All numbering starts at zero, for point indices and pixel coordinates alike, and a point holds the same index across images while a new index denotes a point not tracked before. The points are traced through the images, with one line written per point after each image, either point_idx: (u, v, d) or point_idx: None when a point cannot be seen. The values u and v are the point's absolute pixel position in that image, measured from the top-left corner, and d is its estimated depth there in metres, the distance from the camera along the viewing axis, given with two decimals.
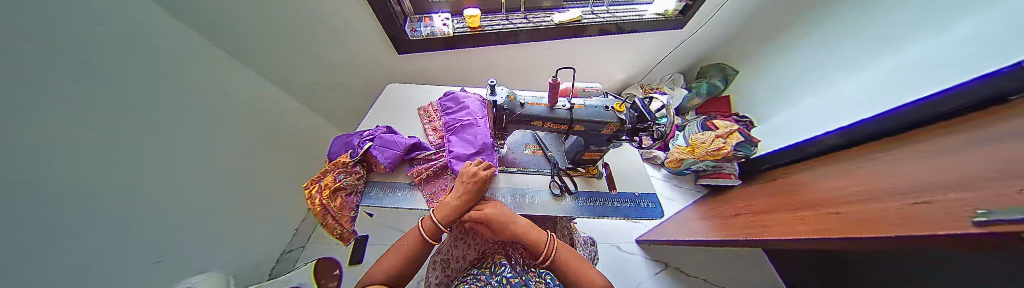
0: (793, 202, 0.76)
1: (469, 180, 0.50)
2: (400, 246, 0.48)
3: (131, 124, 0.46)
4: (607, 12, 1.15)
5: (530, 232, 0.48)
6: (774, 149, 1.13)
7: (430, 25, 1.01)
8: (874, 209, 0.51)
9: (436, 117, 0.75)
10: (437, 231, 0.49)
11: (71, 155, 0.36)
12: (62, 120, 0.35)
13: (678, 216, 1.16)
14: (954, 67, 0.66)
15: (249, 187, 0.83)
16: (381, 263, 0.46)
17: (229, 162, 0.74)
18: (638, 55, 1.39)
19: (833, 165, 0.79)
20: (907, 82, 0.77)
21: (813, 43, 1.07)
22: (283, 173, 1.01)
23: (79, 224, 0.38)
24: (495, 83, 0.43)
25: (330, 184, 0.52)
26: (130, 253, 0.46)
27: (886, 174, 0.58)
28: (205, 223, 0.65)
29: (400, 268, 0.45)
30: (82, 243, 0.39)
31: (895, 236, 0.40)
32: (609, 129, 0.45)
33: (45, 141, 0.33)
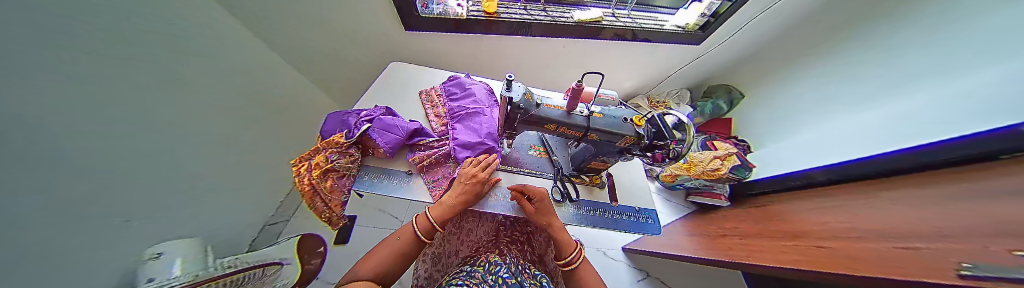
0: (780, 230, 0.78)
1: (467, 181, 0.49)
2: (392, 244, 0.47)
3: (110, 68, 0.42)
4: (626, 16, 1.12)
5: (563, 233, 0.49)
6: (767, 176, 1.15)
7: (443, 4, 0.95)
8: (858, 247, 0.53)
9: (440, 102, 0.71)
10: (432, 230, 0.49)
11: (59, 101, 0.34)
12: (38, 56, 0.31)
13: (666, 231, 1.19)
14: (936, 116, 0.65)
15: (234, 151, 0.78)
16: (370, 259, 0.44)
17: (215, 122, 0.69)
18: (649, 65, 1.37)
19: (820, 199, 0.82)
20: (892, 125, 0.76)
21: (811, 75, 1.07)
22: (272, 142, 0.96)
23: (66, 175, 0.36)
24: (513, 78, 0.40)
25: (320, 164, 0.49)
26: (105, 208, 0.43)
27: (874, 214, 0.60)
28: (185, 185, 0.61)
29: (390, 265, 0.44)
30: (67, 195, 0.37)
31: (859, 275, 0.41)
32: (626, 141, 0.44)
33: (31, 82, 0.30)
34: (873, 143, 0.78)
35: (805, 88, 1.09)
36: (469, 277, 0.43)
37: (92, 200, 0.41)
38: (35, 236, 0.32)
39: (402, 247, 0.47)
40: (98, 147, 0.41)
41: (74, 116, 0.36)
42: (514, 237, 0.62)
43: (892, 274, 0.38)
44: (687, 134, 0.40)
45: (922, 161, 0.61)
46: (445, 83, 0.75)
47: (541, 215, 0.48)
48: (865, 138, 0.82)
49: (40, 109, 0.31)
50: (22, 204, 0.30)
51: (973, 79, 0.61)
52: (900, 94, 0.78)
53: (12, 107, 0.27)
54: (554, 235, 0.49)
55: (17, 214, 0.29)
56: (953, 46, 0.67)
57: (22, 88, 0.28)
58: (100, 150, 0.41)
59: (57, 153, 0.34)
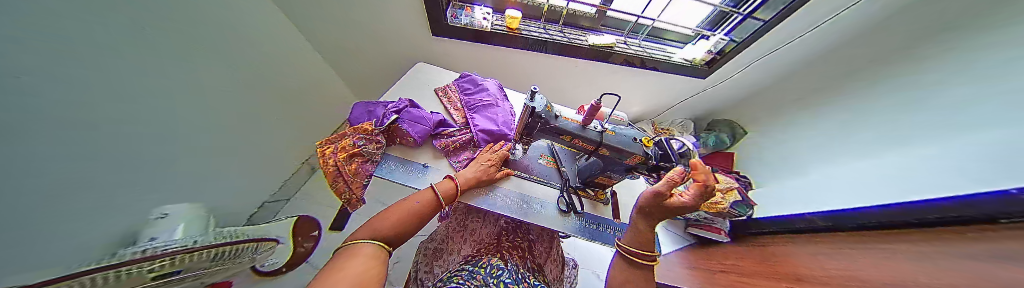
0: (779, 272, 0.77)
1: (485, 162, 0.55)
2: (409, 207, 0.44)
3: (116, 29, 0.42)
4: (638, 45, 1.19)
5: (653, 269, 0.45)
6: (768, 215, 1.14)
7: (470, 16, 1.02)
8: None
9: (455, 97, 0.74)
10: (450, 198, 0.48)
11: (63, 58, 0.34)
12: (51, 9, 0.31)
13: (664, 262, 1.17)
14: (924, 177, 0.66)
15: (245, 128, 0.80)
16: (382, 218, 0.41)
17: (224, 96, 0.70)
18: (658, 93, 1.44)
19: (819, 244, 0.82)
20: (889, 176, 0.76)
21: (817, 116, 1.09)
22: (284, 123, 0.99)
23: (70, 132, 0.36)
24: (536, 90, 0.43)
25: (347, 148, 0.52)
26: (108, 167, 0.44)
27: (874, 266, 0.59)
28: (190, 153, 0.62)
29: (405, 228, 0.41)
30: (69, 153, 0.37)
31: None
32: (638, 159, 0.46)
33: (33, 33, 0.29)
34: (867, 195, 0.78)
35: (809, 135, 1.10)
36: (469, 277, 0.44)
37: (93, 160, 0.41)
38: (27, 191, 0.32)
39: (419, 212, 0.44)
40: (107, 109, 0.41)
41: (79, 76, 0.36)
42: (516, 243, 0.63)
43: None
44: (689, 161, 0.43)
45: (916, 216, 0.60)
46: (458, 80, 0.79)
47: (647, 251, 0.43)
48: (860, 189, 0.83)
49: (46, 65, 0.31)
50: (22, 156, 0.30)
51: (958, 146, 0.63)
52: (897, 150, 0.78)
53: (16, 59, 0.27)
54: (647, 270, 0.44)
55: (15, 165, 0.29)
56: (932, 108, 0.72)
57: (20, 37, 0.28)
58: (106, 112, 0.41)
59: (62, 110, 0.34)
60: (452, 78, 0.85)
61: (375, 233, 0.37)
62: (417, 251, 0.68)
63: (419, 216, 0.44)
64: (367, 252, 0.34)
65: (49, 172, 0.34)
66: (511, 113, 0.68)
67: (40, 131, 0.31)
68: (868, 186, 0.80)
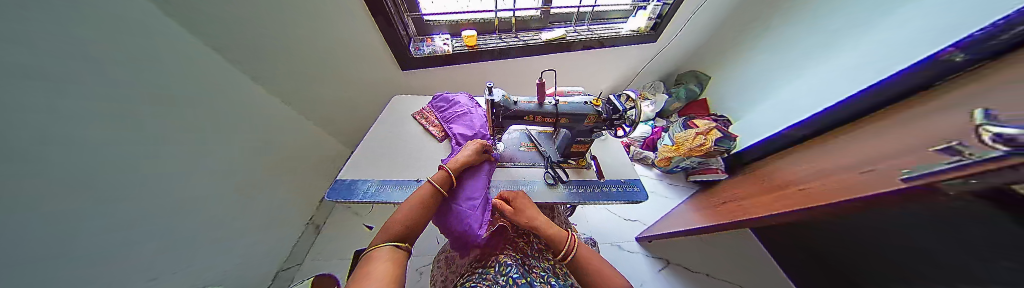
0: (769, 186, 0.82)
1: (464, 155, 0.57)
2: (417, 198, 0.47)
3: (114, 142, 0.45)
4: (587, 30, 1.31)
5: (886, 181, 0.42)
6: (753, 143, 1.24)
7: (431, 45, 1.09)
8: (832, 183, 0.57)
9: (433, 117, 0.82)
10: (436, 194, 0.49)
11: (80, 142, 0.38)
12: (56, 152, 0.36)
13: (673, 213, 1.20)
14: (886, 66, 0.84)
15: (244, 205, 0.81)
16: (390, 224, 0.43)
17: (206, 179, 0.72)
18: (622, 65, 1.55)
19: (802, 151, 0.87)
20: (860, 67, 0.93)
21: (769, 47, 1.28)
22: (299, 187, 1.05)
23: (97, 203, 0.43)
24: (493, 86, 0.52)
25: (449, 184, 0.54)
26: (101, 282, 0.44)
27: (840, 156, 0.65)
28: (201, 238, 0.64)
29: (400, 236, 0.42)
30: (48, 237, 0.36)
31: (844, 201, 0.44)
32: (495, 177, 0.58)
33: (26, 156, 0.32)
34: (831, 96, 0.99)
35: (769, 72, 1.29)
36: (482, 280, 0.47)
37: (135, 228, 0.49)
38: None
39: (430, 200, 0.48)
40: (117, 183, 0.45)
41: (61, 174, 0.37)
42: (522, 232, 0.64)
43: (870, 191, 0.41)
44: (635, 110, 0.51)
45: (873, 99, 0.75)
46: (432, 100, 0.86)
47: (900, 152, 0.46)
48: (828, 89, 1.02)
49: (41, 156, 0.34)
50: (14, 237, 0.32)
51: (918, 23, 0.79)
52: (868, 36, 0.93)
53: (34, 146, 0.33)
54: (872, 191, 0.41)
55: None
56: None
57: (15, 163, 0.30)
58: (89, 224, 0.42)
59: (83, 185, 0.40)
60: (427, 100, 0.91)
61: (390, 235, 0.41)
62: (434, 263, 0.70)
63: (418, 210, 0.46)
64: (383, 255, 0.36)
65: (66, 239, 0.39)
66: (484, 116, 0.75)
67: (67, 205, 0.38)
68: (848, 86, 0.94)
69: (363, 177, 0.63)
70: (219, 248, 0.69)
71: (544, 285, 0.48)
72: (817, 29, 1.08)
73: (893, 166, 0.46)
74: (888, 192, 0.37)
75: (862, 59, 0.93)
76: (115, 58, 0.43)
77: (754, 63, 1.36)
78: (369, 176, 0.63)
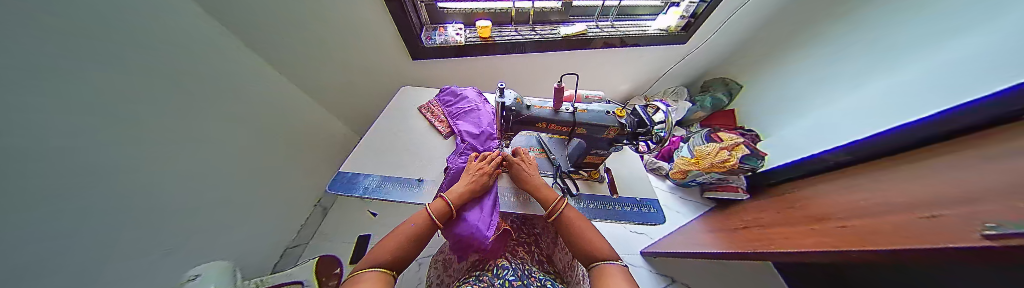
0: (801, 216, 0.74)
1: (476, 173, 0.53)
2: (403, 230, 0.44)
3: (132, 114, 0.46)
4: (611, 27, 1.21)
5: (947, 230, 0.35)
6: (784, 163, 1.13)
7: (443, 35, 1.04)
8: (878, 223, 0.50)
9: (439, 112, 0.78)
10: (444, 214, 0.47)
11: (91, 117, 0.38)
12: (80, 124, 0.37)
13: (684, 230, 1.13)
14: (931, 93, 0.74)
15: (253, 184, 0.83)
16: (387, 241, 0.42)
17: None
18: (643, 67, 1.45)
19: (844, 179, 0.78)
20: (912, 90, 0.80)
21: (813, 56, 1.13)
22: (304, 170, 1.05)
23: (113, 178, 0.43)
24: (504, 86, 0.47)
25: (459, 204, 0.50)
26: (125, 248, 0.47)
27: (892, 191, 0.57)
28: (213, 214, 0.66)
29: (399, 254, 0.41)
30: (71, 209, 0.37)
31: (896, 250, 0.38)
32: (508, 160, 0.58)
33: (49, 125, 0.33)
34: (869, 121, 0.88)
35: (806, 86, 1.16)
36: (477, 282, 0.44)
37: (148, 204, 0.50)
38: (21, 253, 0.31)
39: (416, 234, 0.44)
40: (133, 158, 0.46)
41: (81, 148, 0.38)
42: (522, 240, 0.61)
43: (925, 244, 0.35)
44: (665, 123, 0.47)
45: (933, 130, 0.64)
46: (440, 94, 0.83)
47: (960, 199, 0.40)
48: (867, 114, 0.90)
49: (60, 132, 0.34)
50: (32, 208, 0.32)
51: (979, 46, 0.68)
52: (934, 53, 0.78)
53: (51, 127, 0.33)
54: (932, 242, 0.35)
55: (12, 187, 0.29)
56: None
57: (37, 133, 0.31)
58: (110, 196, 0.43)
59: (95, 167, 0.40)
60: (434, 93, 0.88)
61: (377, 262, 0.39)
62: (431, 265, 0.68)
63: (417, 237, 0.44)
64: (371, 277, 0.36)
65: (91, 211, 0.40)
66: (491, 114, 0.71)
67: (86, 178, 0.39)
68: (895, 110, 0.82)
69: (363, 171, 0.61)
70: (229, 225, 0.72)
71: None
72: (876, 41, 0.94)
73: (954, 213, 0.39)
74: (960, 248, 0.29)
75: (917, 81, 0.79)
76: (126, 44, 0.44)
77: (793, 73, 1.21)
78: (371, 170, 0.61)
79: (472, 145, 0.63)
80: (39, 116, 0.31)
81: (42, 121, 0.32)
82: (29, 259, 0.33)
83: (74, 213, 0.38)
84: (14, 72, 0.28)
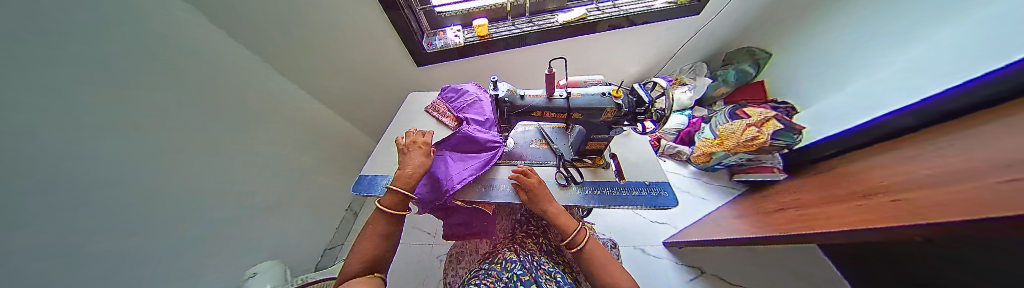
0: (849, 192, 0.65)
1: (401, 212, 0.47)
2: None
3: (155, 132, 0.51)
4: (612, 7, 1.15)
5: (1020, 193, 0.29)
6: (825, 137, 1.00)
7: (444, 38, 1.07)
8: (937, 193, 0.43)
9: (445, 110, 0.82)
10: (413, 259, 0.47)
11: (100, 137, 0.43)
12: (91, 142, 0.41)
13: (712, 217, 1.05)
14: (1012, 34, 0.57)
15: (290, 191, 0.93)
16: None
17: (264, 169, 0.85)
18: (651, 47, 1.37)
19: (902, 148, 0.67)
20: (943, 53, 0.72)
21: (834, 26, 1.05)
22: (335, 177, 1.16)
23: (151, 192, 0.50)
24: (497, 79, 0.48)
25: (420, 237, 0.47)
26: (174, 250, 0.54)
27: (965, 152, 0.48)
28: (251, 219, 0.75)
29: None
30: (101, 221, 0.42)
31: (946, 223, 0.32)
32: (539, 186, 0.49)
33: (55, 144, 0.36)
34: (935, 80, 0.70)
35: (836, 56, 1.05)
36: (486, 277, 0.44)
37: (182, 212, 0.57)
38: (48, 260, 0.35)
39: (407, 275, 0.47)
40: (158, 174, 0.52)
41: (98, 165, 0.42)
42: (531, 232, 0.62)
43: (974, 215, 0.30)
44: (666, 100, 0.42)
45: (983, 94, 0.57)
46: (442, 92, 0.86)
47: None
48: (934, 71, 0.73)
49: (60, 149, 0.37)
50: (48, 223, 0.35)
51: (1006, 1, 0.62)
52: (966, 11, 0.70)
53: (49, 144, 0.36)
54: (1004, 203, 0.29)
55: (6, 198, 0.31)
56: None
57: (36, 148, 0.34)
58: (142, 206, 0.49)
59: (110, 181, 0.44)
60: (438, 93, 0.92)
61: None
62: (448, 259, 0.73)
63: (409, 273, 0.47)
64: None
65: (134, 223, 0.47)
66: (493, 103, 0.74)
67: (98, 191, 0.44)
68: (926, 76, 0.74)
69: (380, 172, 0.66)
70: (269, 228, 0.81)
71: (550, 283, 0.45)
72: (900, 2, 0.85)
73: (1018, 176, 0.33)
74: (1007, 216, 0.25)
75: (948, 43, 0.72)
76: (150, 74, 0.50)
77: (819, 44, 1.11)
78: (386, 171, 0.66)
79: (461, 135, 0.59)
80: (44, 137, 0.35)
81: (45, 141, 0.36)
82: (63, 264, 0.37)
83: (92, 226, 0.42)
84: (17, 102, 0.32)
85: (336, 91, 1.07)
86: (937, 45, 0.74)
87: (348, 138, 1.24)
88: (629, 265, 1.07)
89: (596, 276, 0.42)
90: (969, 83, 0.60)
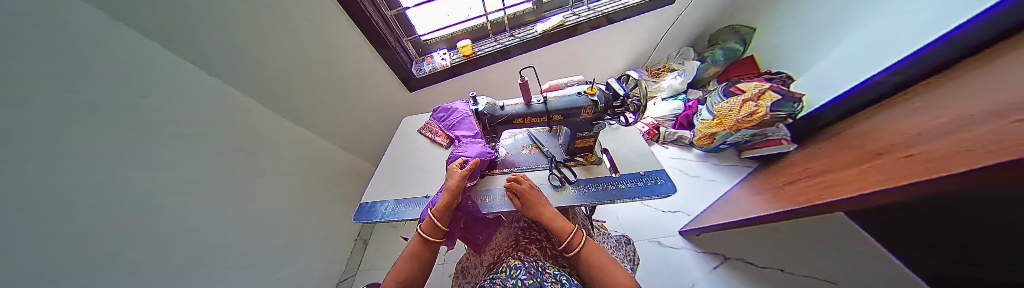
0: (859, 154, 0.62)
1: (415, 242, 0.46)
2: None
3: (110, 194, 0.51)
4: (587, 9, 1.19)
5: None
6: (829, 101, 0.97)
7: (431, 63, 1.12)
8: (950, 144, 0.40)
9: (437, 129, 0.85)
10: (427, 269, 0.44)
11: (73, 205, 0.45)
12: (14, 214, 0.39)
13: (725, 199, 1.01)
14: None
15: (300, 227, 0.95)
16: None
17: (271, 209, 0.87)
18: (634, 40, 1.39)
19: (903, 103, 0.64)
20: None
21: None
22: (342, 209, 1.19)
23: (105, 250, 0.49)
24: (476, 94, 0.51)
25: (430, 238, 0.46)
26: None
27: (973, 95, 0.45)
28: None
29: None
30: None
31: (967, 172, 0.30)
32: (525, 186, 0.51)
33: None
34: (938, 24, 0.69)
35: (823, 19, 1.05)
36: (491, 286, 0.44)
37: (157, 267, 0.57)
38: None
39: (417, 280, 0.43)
40: (152, 229, 0.55)
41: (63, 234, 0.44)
42: (534, 237, 0.61)
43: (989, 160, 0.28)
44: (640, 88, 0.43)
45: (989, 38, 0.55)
46: (433, 113, 0.90)
47: None
48: (930, 16, 0.72)
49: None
50: None
51: None
52: None
53: None
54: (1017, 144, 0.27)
55: None
56: None
57: None
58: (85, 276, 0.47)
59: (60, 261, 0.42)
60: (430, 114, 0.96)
61: None
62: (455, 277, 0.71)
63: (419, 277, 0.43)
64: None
65: None
66: None
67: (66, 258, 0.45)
68: (925, 23, 0.73)
69: (380, 198, 0.68)
70: None
71: (555, 285, 0.43)
72: None
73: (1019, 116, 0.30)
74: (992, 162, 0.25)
75: None
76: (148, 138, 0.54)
77: (805, 10, 1.11)
78: (385, 196, 0.68)
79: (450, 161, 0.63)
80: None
81: (12, 216, 0.37)
82: None
83: None
84: None
85: (338, 127, 1.13)
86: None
87: (352, 170, 1.28)
88: (646, 260, 1.02)
89: (599, 274, 0.41)
90: (978, 25, 0.58)
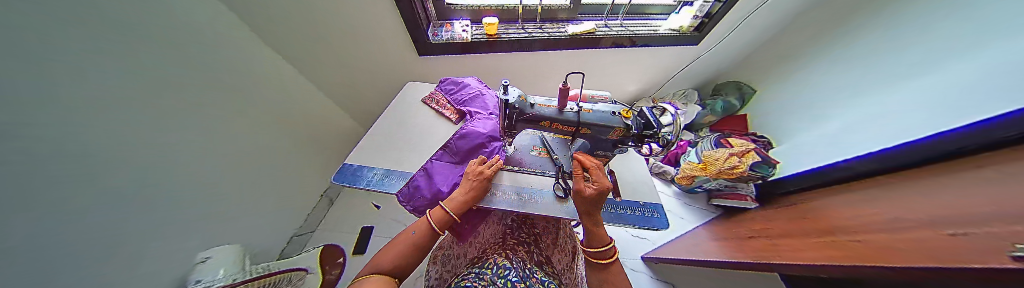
0: (815, 226, 0.71)
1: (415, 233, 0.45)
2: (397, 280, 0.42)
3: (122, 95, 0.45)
4: (620, 26, 1.18)
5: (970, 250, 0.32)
6: (796, 172, 1.09)
7: (450, 31, 1.03)
8: (888, 238, 0.48)
9: (445, 101, 0.79)
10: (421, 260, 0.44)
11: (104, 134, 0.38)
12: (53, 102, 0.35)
13: (689, 236, 1.11)
14: (942, 105, 0.68)
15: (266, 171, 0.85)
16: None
17: None
18: (651, 68, 1.42)
19: (858, 192, 0.74)
20: (901, 112, 0.80)
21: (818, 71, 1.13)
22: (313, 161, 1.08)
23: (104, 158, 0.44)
24: (508, 84, 0.47)
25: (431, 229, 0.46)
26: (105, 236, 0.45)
27: (914, 202, 0.54)
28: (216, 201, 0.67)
29: None
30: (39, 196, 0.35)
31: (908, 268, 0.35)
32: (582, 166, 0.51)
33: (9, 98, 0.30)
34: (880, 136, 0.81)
35: (814, 99, 1.15)
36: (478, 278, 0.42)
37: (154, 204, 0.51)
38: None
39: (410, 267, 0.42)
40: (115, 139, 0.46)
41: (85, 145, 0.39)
42: (523, 239, 0.60)
43: (923, 263, 0.33)
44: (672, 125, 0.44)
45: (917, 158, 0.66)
46: (441, 83, 0.83)
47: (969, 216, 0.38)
48: (884, 126, 0.84)
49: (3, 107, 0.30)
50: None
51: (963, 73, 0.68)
52: (928, 76, 0.77)
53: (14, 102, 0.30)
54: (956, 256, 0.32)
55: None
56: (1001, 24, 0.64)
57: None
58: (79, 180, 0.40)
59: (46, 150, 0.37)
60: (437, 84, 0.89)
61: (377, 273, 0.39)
62: (429, 260, 0.68)
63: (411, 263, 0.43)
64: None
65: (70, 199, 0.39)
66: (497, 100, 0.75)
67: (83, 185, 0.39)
68: (881, 130, 0.83)
69: (367, 163, 0.61)
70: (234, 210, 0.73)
71: None
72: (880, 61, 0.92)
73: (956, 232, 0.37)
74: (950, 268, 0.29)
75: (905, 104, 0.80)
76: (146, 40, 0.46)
77: (805, 85, 1.19)
78: (373, 162, 0.62)
79: (458, 134, 0.62)
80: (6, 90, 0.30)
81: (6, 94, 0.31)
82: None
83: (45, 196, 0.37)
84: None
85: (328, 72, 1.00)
86: (896, 104, 0.83)
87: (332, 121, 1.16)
88: None
89: None
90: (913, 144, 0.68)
